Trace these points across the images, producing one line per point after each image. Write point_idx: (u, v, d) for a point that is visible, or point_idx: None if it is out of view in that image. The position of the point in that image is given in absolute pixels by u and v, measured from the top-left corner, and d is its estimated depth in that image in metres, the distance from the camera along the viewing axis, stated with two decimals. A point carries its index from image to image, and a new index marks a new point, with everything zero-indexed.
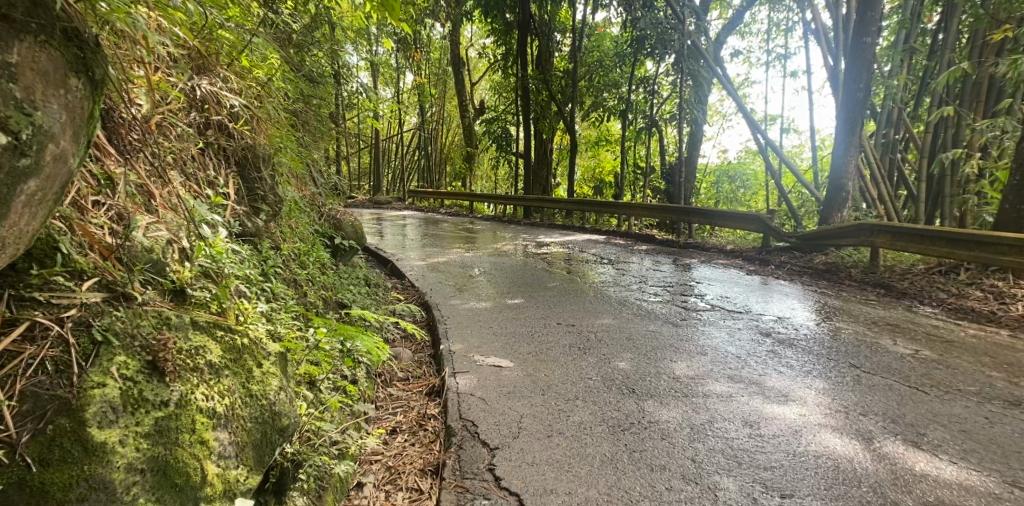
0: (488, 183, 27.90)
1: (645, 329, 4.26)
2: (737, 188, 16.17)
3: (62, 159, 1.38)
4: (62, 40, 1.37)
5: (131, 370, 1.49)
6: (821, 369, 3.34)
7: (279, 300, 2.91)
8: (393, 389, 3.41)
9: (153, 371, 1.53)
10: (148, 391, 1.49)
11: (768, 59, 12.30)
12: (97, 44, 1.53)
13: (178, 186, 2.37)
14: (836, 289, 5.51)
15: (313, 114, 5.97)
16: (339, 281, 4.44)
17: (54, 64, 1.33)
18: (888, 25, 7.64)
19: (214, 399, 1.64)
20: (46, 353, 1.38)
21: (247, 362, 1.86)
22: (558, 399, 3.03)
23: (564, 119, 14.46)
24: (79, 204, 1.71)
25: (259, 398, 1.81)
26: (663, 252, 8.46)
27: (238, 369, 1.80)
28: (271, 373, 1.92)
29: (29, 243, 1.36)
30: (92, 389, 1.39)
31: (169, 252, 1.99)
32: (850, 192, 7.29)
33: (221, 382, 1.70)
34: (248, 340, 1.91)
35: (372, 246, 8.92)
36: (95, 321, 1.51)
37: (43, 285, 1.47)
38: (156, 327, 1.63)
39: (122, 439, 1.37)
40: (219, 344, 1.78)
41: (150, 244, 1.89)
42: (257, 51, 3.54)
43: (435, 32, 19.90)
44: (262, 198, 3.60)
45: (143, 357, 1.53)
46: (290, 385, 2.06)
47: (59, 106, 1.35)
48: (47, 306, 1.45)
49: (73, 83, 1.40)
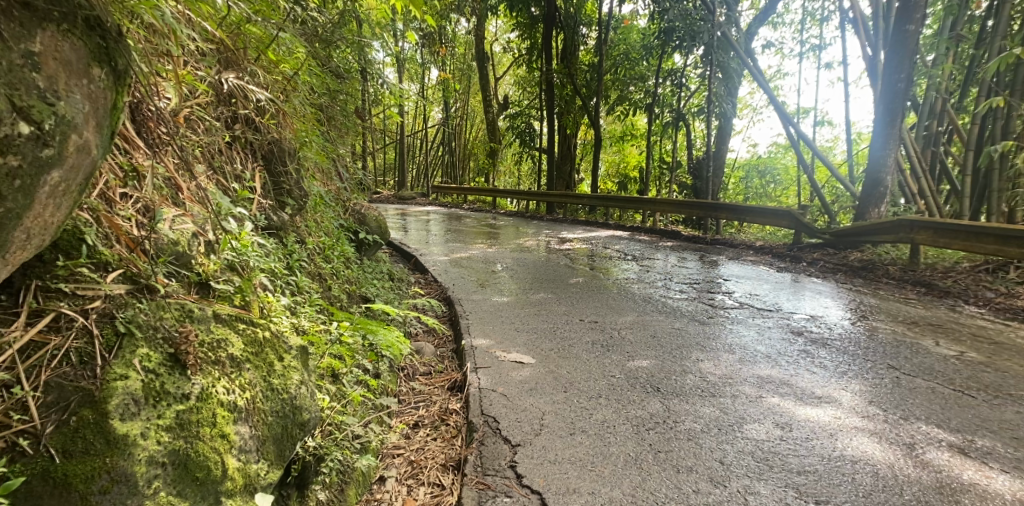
0: (511, 179, 27.86)
1: (670, 327, 4.18)
2: (767, 183, 15.78)
3: (86, 149, 1.38)
4: (85, 29, 1.37)
5: (153, 363, 1.49)
6: (858, 370, 3.21)
7: (304, 293, 2.94)
8: (415, 383, 3.42)
9: (175, 364, 1.53)
10: (170, 384, 1.50)
11: (802, 49, 11.93)
12: (120, 34, 1.53)
13: (204, 179, 2.38)
14: (871, 287, 5.32)
15: (339, 109, 6.03)
16: (363, 275, 4.46)
17: (76, 54, 1.34)
18: (933, 13, 7.32)
19: (235, 392, 1.64)
20: (71, 344, 1.40)
21: (269, 356, 1.85)
22: (581, 397, 2.98)
23: (589, 114, 14.32)
24: (107, 196, 1.73)
25: (280, 392, 1.81)
26: (690, 249, 8.30)
27: (259, 362, 1.80)
28: (292, 367, 1.91)
29: (55, 233, 1.39)
30: (115, 381, 1.40)
31: (195, 245, 2.00)
32: (889, 187, 7.04)
33: (242, 375, 1.70)
34: (269, 333, 1.91)
35: (396, 241, 8.98)
36: (118, 313, 1.52)
37: (69, 277, 1.50)
38: (179, 319, 1.64)
39: (144, 431, 1.38)
40: (241, 337, 1.78)
41: (176, 237, 1.91)
42: (284, 46, 3.57)
43: (460, 28, 19.97)
44: (287, 192, 3.61)
45: (166, 350, 1.54)
46: (312, 379, 2.05)
47: (82, 95, 1.36)
48: (72, 298, 1.48)
49: (96, 73, 1.40)
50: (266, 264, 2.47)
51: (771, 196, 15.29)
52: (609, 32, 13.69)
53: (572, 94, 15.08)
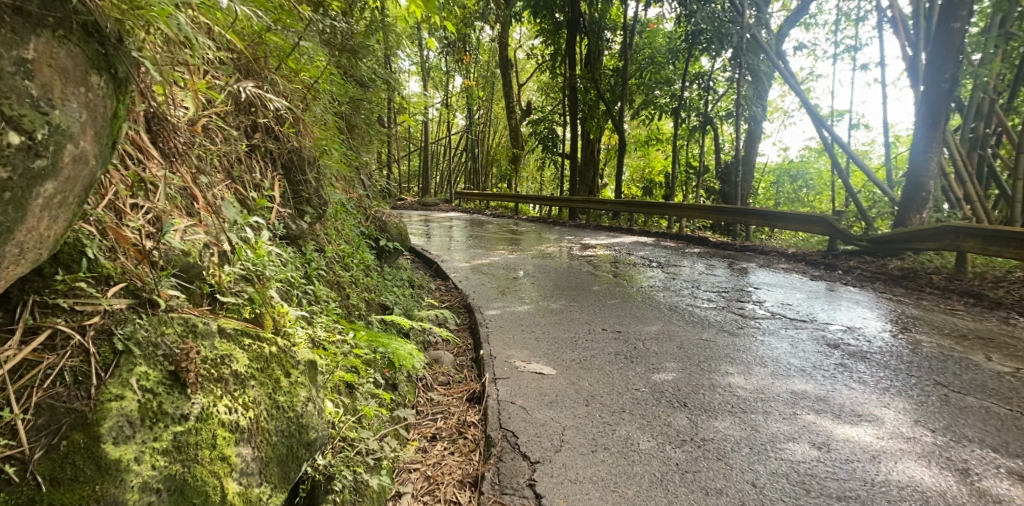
0: (535, 185, 27.79)
1: (698, 338, 4.02)
2: (799, 188, 15.32)
3: (83, 161, 1.36)
4: (83, 35, 1.35)
5: (152, 382, 1.46)
6: (901, 386, 3.02)
7: (321, 302, 2.91)
8: (433, 393, 3.36)
9: (175, 382, 1.50)
10: (168, 404, 1.46)
11: (836, 51, 11.60)
12: (121, 41, 1.51)
13: (218, 189, 2.37)
14: (913, 297, 5.06)
15: (361, 117, 6.06)
16: (383, 283, 4.44)
17: (73, 61, 1.32)
18: (980, 10, 7.00)
19: (237, 411, 1.61)
20: (65, 363, 1.37)
21: (275, 371, 1.82)
22: (603, 411, 2.88)
23: (614, 119, 14.17)
24: (118, 207, 1.71)
25: (286, 410, 1.77)
26: (718, 256, 8.08)
27: (265, 379, 1.77)
28: (299, 384, 1.88)
29: (54, 246, 1.36)
30: (109, 402, 1.36)
31: (207, 255, 1.99)
32: (931, 192, 6.73)
33: (246, 393, 1.67)
34: (277, 348, 1.88)
35: (418, 247, 8.99)
36: (117, 328, 1.50)
37: (68, 292, 1.46)
38: (181, 335, 1.62)
39: (139, 455, 1.34)
40: (246, 352, 1.76)
41: (186, 248, 1.90)
42: (306, 55, 3.57)
43: (484, 36, 20.07)
44: (306, 200, 3.59)
45: (165, 368, 1.51)
46: (321, 395, 2.03)
47: (80, 104, 1.33)
48: (70, 313, 1.44)
49: (94, 81, 1.38)
50: (281, 274, 2.46)
51: (803, 201, 14.86)
52: (634, 36, 13.54)
53: (596, 99, 14.97)
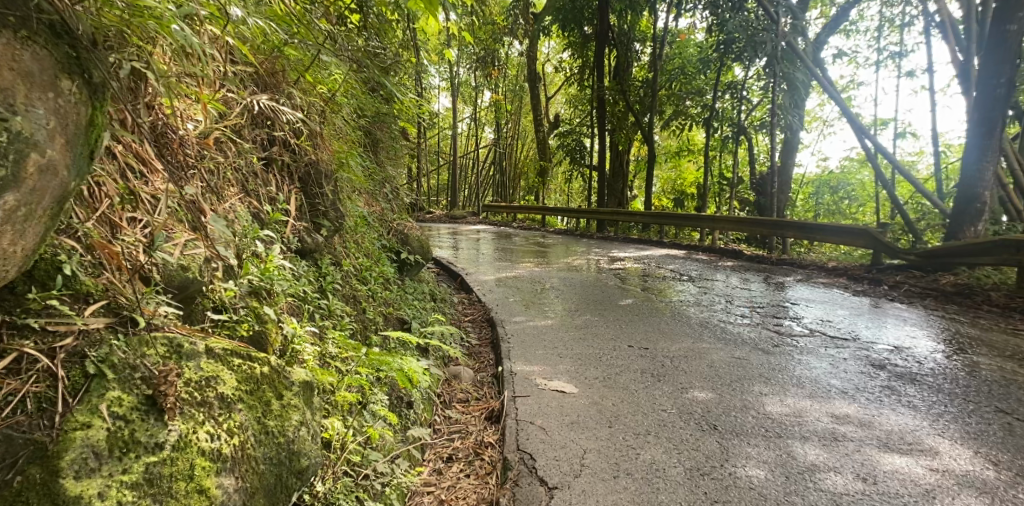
0: (563, 197, 27.65)
1: (729, 357, 3.81)
2: (840, 199, 14.71)
3: (52, 171, 1.33)
4: (50, 36, 1.34)
5: (124, 408, 1.41)
6: (956, 412, 2.76)
7: (336, 316, 2.89)
8: (451, 410, 3.28)
9: (151, 408, 1.45)
10: (142, 432, 1.41)
11: (879, 58, 11.18)
12: (94, 44, 1.50)
13: (227, 204, 2.38)
14: (968, 315, 4.71)
15: (385, 131, 6.11)
16: (402, 296, 4.39)
17: (39, 64, 1.29)
18: None
19: (220, 438, 1.55)
20: (28, 389, 1.32)
21: (266, 394, 1.78)
22: (626, 433, 2.72)
23: (643, 130, 13.97)
24: (111, 220, 1.73)
25: (276, 436, 1.72)
26: (752, 269, 7.78)
27: (255, 402, 1.72)
28: (292, 407, 1.83)
29: (22, 263, 1.33)
30: (74, 432, 1.31)
31: (206, 270, 2.00)
32: (987, 203, 6.32)
33: (232, 418, 1.62)
34: (269, 369, 1.84)
35: (444, 260, 8.97)
36: (90, 351, 1.46)
37: (41, 311, 1.43)
38: (163, 357, 1.57)
39: (102, 491, 1.26)
40: (235, 374, 1.72)
41: (185, 263, 1.92)
42: (325, 69, 3.59)
43: (513, 51, 20.23)
44: (324, 213, 3.56)
45: (142, 392, 1.46)
46: (318, 418, 1.98)
47: (47, 110, 1.31)
48: (41, 334, 1.41)
49: (65, 85, 1.37)
50: (290, 288, 2.46)
51: (844, 213, 14.29)
52: (664, 47, 13.40)
53: (625, 111, 14.83)
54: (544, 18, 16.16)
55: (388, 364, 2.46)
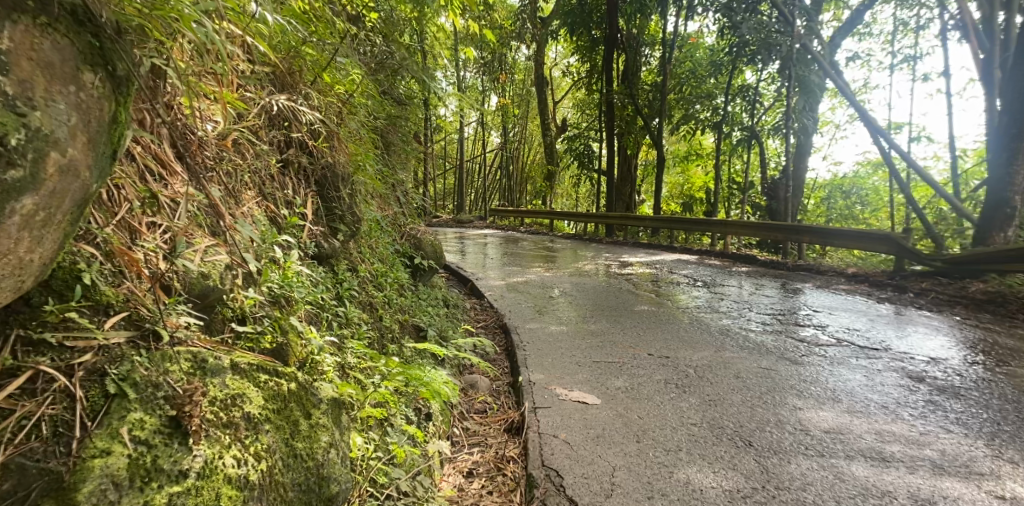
0: (570, 201, 27.56)
1: (757, 367, 3.68)
2: (853, 204, 14.55)
3: (72, 172, 1.24)
4: (72, 25, 1.24)
5: (146, 431, 1.31)
6: (1010, 432, 2.64)
7: (353, 325, 2.80)
8: (469, 422, 3.16)
9: (175, 431, 1.34)
10: (165, 458, 1.29)
11: (894, 61, 11.06)
12: (118, 33, 1.40)
13: (246, 209, 2.29)
14: (1002, 325, 4.56)
15: (396, 133, 6.03)
16: (417, 303, 4.29)
17: (60, 55, 1.20)
18: None
19: (247, 464, 1.42)
20: (43, 411, 1.23)
21: (293, 413, 1.67)
22: (657, 449, 2.60)
23: (652, 134, 13.87)
24: (130, 225, 1.64)
25: (304, 459, 1.61)
26: (768, 275, 7.64)
27: (282, 422, 1.61)
28: (320, 427, 1.72)
29: (39, 273, 1.24)
30: (93, 460, 1.20)
31: (227, 278, 1.91)
32: (1018, 208, 6.21)
33: (259, 440, 1.50)
34: (296, 385, 1.74)
35: (453, 265, 8.88)
36: (111, 368, 1.37)
37: (59, 324, 1.35)
38: (186, 374, 1.47)
39: None
40: (261, 391, 1.61)
41: (206, 272, 1.82)
42: (340, 69, 3.50)
43: (519, 55, 20.22)
44: (340, 217, 3.47)
45: (165, 413, 1.36)
46: (346, 437, 1.87)
47: (69, 105, 1.21)
48: (57, 351, 1.32)
49: (88, 79, 1.27)
50: (309, 295, 2.36)
51: (857, 218, 14.14)
52: (673, 50, 13.31)
53: (633, 115, 14.71)
54: (552, 21, 16.14)
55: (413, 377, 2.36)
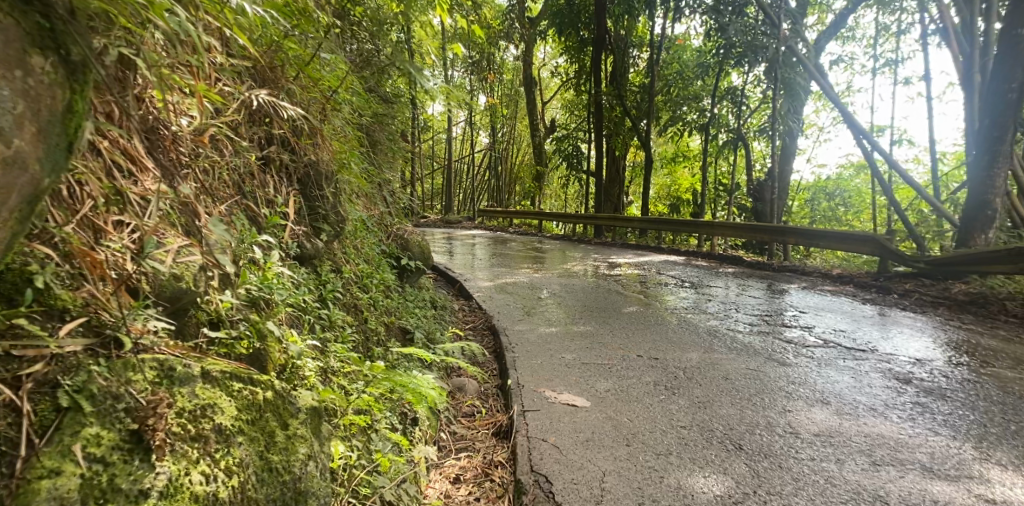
0: (558, 202, 27.58)
1: (745, 368, 3.67)
2: (837, 206, 14.72)
3: (19, 164, 1.16)
4: (19, 5, 1.16)
5: (103, 448, 1.24)
6: (997, 434, 2.64)
7: (337, 327, 2.73)
8: (456, 426, 3.10)
9: (136, 447, 1.28)
10: (124, 477, 1.23)
11: (876, 65, 11.21)
12: (72, 15, 1.32)
13: (222, 208, 2.21)
14: (984, 326, 4.61)
15: (382, 132, 5.94)
16: (404, 304, 4.23)
17: (4, 36, 1.12)
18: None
19: (216, 480, 1.36)
20: None
21: (269, 423, 1.61)
22: (647, 453, 2.57)
23: (640, 135, 13.90)
24: (93, 224, 1.56)
25: (281, 473, 1.55)
26: (755, 276, 7.67)
27: (256, 434, 1.55)
28: (298, 438, 1.66)
29: None
30: (41, 480, 1.12)
31: (201, 280, 1.83)
32: (998, 210, 6.29)
33: (231, 454, 1.45)
34: (272, 394, 1.68)
35: (441, 265, 8.80)
36: (64, 379, 1.29)
37: (7, 332, 1.26)
38: (151, 383, 1.41)
39: None
40: (234, 402, 1.55)
41: (178, 273, 1.75)
42: (324, 65, 3.41)
43: (508, 55, 20.17)
44: (323, 217, 3.39)
45: (125, 428, 1.29)
46: (327, 447, 1.81)
47: (14, 92, 1.13)
48: (4, 361, 1.22)
49: (37, 62, 1.19)
50: (290, 298, 2.30)
51: (840, 219, 14.31)
52: (661, 52, 13.35)
53: (622, 116, 14.74)
54: (541, 22, 16.10)
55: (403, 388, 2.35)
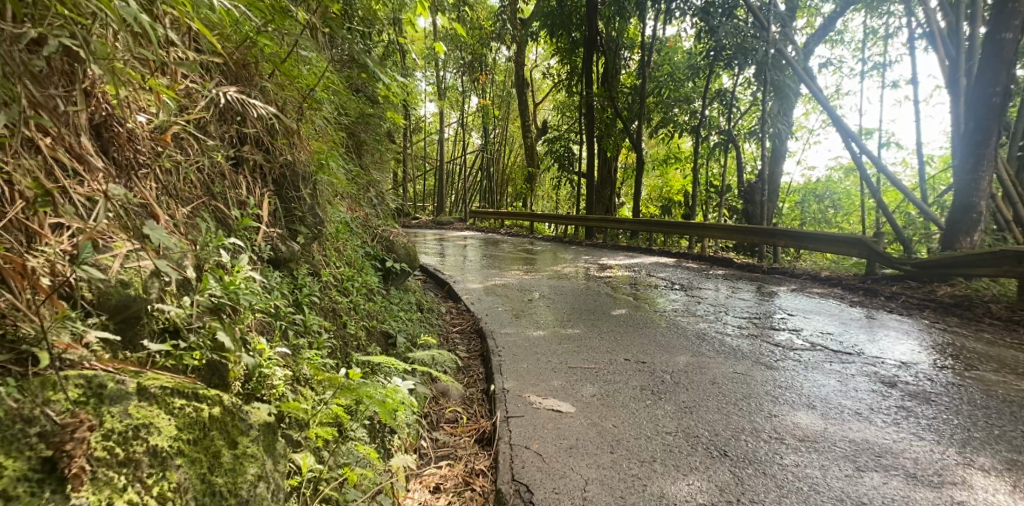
0: (550, 203, 27.54)
1: (732, 372, 3.62)
2: (826, 208, 14.78)
3: None
4: None
5: (7, 479, 1.15)
6: (982, 439, 2.61)
7: (313, 333, 2.68)
8: (438, 433, 3.04)
9: (48, 477, 1.20)
10: None
11: (864, 68, 11.28)
12: None
13: (178, 212, 2.13)
14: (970, 329, 4.60)
15: (367, 132, 5.85)
16: (387, 308, 4.15)
17: None
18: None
19: None
20: None
21: (215, 443, 1.58)
22: (631, 461, 2.51)
23: (631, 137, 13.87)
24: (26, 226, 1.51)
25: (225, 497, 1.51)
26: (745, 278, 7.66)
27: (198, 455, 1.51)
28: (247, 458, 1.63)
29: None
30: None
31: (151, 286, 1.81)
32: (983, 213, 6.32)
33: (165, 478, 1.40)
34: (220, 410, 1.64)
35: (430, 267, 8.71)
36: None
37: None
38: (74, 403, 1.34)
39: None
40: (174, 419, 1.51)
41: (121, 282, 1.71)
42: (303, 61, 3.34)
43: (499, 55, 20.11)
44: (300, 218, 3.33)
45: (36, 455, 1.20)
46: (281, 465, 1.79)
47: None
48: None
49: None
50: (258, 304, 2.22)
51: (830, 222, 14.36)
52: (652, 53, 13.35)
53: (613, 117, 14.71)
54: (532, 23, 16.06)
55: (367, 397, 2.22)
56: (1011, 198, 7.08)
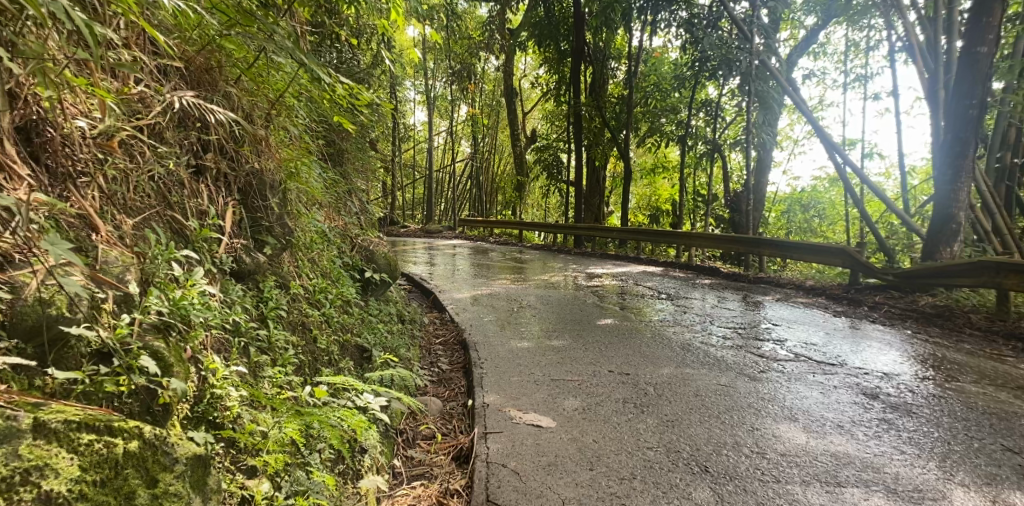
0: (540, 212, 27.52)
1: (715, 384, 3.57)
2: (811, 217, 14.88)
3: None
4: None
5: None
6: (963, 452, 2.57)
7: (278, 349, 2.66)
8: (413, 450, 2.95)
9: None
10: None
11: (846, 80, 11.41)
12: None
13: (122, 224, 2.18)
14: (951, 340, 4.59)
15: (348, 142, 5.77)
16: (364, 320, 4.07)
17: None
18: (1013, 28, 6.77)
19: None
20: None
21: (130, 482, 1.50)
22: (610, 478, 2.44)
23: (619, 146, 13.89)
24: None
25: None
26: (731, 288, 7.65)
27: (104, 498, 1.42)
28: (168, 497, 1.56)
29: None
30: None
31: (78, 305, 1.75)
32: (962, 223, 6.38)
33: None
34: (137, 445, 1.56)
35: (417, 277, 8.60)
36: None
37: None
38: None
39: None
40: (78, 459, 1.41)
41: (40, 302, 1.68)
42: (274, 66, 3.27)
43: (488, 65, 20.13)
44: (268, 229, 3.30)
45: None
46: (213, 501, 1.71)
47: None
48: None
49: None
50: (212, 320, 2.22)
51: (815, 231, 14.46)
52: (639, 64, 13.44)
53: (601, 127, 14.63)
54: (521, 33, 16.09)
55: (323, 423, 2.20)
56: (990, 208, 7.15)
